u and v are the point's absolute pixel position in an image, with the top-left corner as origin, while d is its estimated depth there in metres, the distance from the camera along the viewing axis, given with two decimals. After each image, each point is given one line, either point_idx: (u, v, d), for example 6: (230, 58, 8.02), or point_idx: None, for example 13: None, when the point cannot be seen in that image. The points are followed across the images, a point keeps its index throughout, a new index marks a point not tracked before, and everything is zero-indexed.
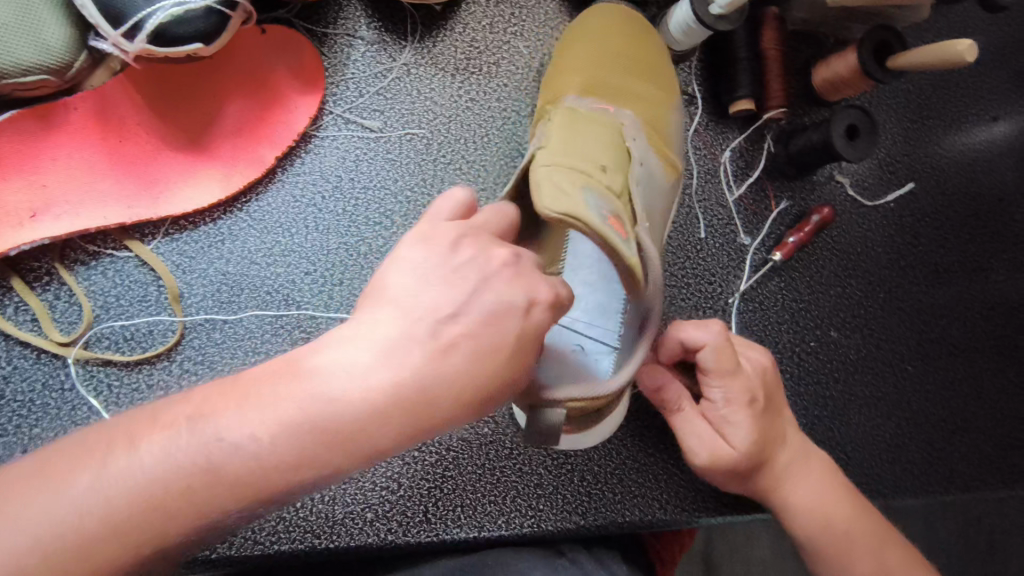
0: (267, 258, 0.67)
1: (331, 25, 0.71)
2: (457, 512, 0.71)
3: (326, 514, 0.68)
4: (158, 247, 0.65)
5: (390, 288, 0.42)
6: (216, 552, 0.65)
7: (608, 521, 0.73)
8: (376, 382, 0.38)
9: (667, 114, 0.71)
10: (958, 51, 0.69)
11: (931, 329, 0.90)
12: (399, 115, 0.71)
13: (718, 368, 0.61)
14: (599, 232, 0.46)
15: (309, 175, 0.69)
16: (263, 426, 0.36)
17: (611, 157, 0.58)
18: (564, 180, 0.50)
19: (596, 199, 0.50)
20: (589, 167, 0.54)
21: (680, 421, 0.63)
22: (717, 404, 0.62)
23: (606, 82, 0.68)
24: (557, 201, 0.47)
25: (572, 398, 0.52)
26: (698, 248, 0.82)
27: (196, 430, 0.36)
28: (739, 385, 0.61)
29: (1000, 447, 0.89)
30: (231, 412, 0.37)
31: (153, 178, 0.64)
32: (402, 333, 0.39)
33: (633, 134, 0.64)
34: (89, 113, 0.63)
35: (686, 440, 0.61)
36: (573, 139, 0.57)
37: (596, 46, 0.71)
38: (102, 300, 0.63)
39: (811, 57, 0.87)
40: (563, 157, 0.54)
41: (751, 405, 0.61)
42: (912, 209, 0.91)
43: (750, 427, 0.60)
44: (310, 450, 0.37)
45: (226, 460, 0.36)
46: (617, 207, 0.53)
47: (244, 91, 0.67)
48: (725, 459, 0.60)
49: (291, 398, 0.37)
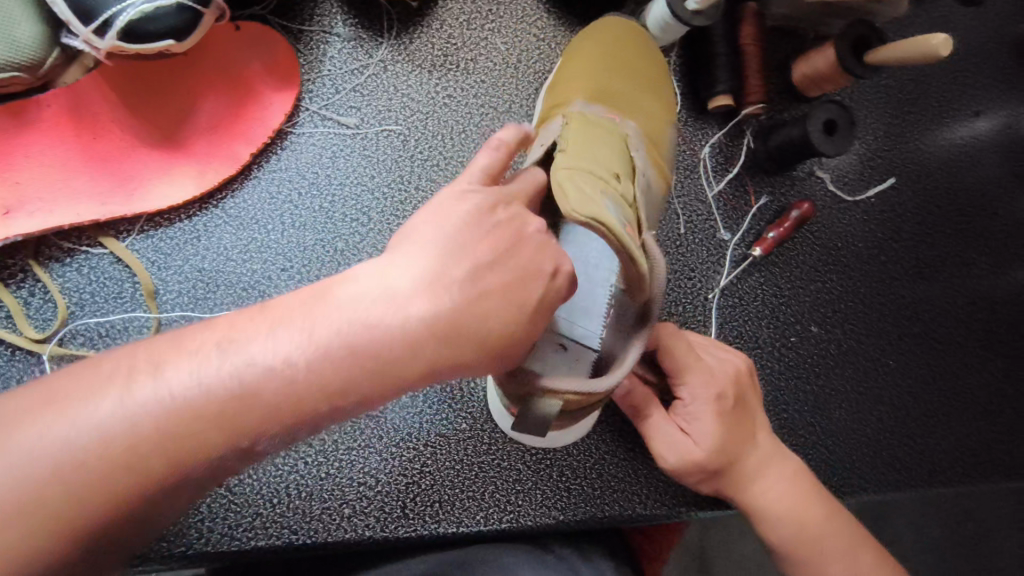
0: (243, 254, 0.67)
1: (307, 22, 0.71)
2: (435, 507, 0.71)
3: (303, 510, 0.68)
4: (133, 244, 0.65)
5: (424, 236, 0.44)
6: (191, 548, 0.65)
7: (588, 516, 0.74)
8: (412, 318, 0.40)
9: (667, 125, 0.71)
10: (934, 45, 0.69)
11: (912, 323, 0.90)
12: (376, 111, 0.72)
13: (681, 367, 0.63)
14: (620, 240, 0.47)
15: (284, 171, 0.69)
16: (297, 351, 0.38)
17: (621, 165, 0.58)
18: (585, 187, 0.50)
19: (615, 209, 0.50)
20: (606, 175, 0.54)
21: (650, 425, 0.63)
22: (685, 403, 0.63)
23: (619, 89, 0.69)
24: (584, 206, 0.47)
25: (568, 391, 0.50)
26: (677, 244, 0.82)
27: (228, 356, 0.38)
28: (703, 382, 0.63)
29: (983, 442, 0.89)
30: (265, 336, 0.39)
31: (128, 175, 0.64)
32: (436, 276, 0.42)
33: (639, 143, 0.65)
34: (63, 110, 0.63)
35: (656, 442, 0.62)
36: (588, 145, 0.57)
37: (611, 52, 0.72)
38: (77, 297, 0.63)
39: (790, 52, 0.87)
40: (583, 163, 0.54)
41: (718, 401, 0.62)
42: (894, 204, 0.91)
43: (715, 421, 0.61)
44: (343, 378, 0.39)
45: (263, 385, 0.38)
46: (629, 216, 0.53)
47: (220, 87, 0.67)
48: (690, 455, 0.61)
49: (330, 326, 0.39)
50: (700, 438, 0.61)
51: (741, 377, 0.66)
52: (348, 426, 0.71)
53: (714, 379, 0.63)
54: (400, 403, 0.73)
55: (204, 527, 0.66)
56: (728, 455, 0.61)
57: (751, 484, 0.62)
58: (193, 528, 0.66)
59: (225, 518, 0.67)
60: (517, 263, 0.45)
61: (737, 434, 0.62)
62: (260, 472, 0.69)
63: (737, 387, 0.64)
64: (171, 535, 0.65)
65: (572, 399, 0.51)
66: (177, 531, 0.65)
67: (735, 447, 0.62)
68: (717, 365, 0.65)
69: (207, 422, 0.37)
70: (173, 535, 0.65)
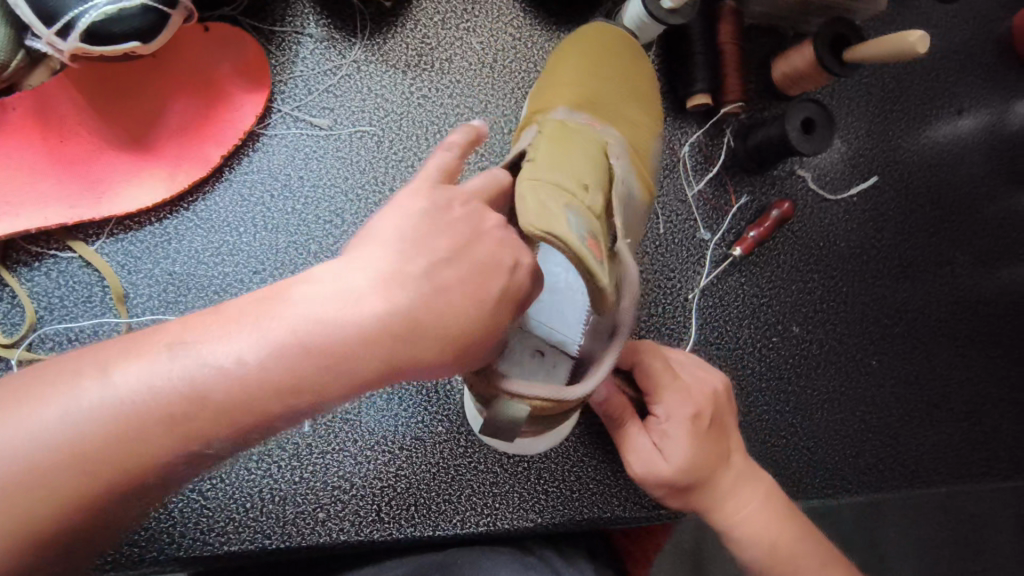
0: (214, 257, 0.66)
1: (278, 23, 0.71)
2: (410, 511, 0.70)
3: (277, 514, 0.68)
4: (102, 247, 0.65)
5: (380, 232, 0.42)
6: (163, 553, 0.65)
7: (566, 519, 0.73)
8: (368, 312, 0.38)
9: (652, 139, 0.71)
10: (911, 43, 0.69)
11: (895, 322, 0.89)
12: (349, 112, 0.71)
13: (658, 383, 0.62)
14: (577, 253, 0.45)
15: (256, 174, 0.68)
16: (247, 350, 0.37)
17: (597, 174, 0.56)
18: (550, 197, 0.48)
19: (580, 220, 0.48)
20: (575, 183, 0.52)
21: (623, 435, 0.62)
22: (659, 419, 0.61)
23: (599, 95, 0.67)
24: (541, 218, 0.45)
25: (536, 397, 0.48)
26: (657, 244, 0.82)
27: (178, 357, 0.38)
28: (680, 400, 0.61)
29: (963, 441, 0.89)
30: (215, 336, 0.38)
31: (97, 178, 0.64)
32: (393, 270, 0.40)
33: (619, 153, 0.63)
34: (29, 113, 0.63)
35: (627, 454, 0.61)
36: (562, 152, 0.56)
37: (593, 58, 0.70)
38: (45, 301, 0.63)
39: (770, 50, 0.87)
40: (551, 170, 0.52)
41: (694, 421, 0.60)
42: (876, 203, 0.90)
43: (688, 441, 0.60)
44: (295, 380, 0.38)
45: (212, 387, 0.37)
46: (597, 227, 0.51)
47: (190, 89, 0.67)
48: (657, 470, 0.60)
49: (281, 323, 0.38)
50: (672, 456, 0.59)
51: (718, 396, 0.64)
52: (322, 429, 0.71)
53: (690, 398, 0.62)
54: (376, 405, 0.72)
55: (176, 531, 0.66)
56: (700, 472, 0.60)
57: (723, 502, 0.61)
58: (165, 533, 0.65)
59: (197, 523, 0.66)
60: (477, 253, 0.43)
61: (712, 454, 0.60)
62: (233, 476, 0.68)
63: (714, 406, 0.63)
64: (142, 540, 0.65)
65: (542, 405, 0.49)
66: (149, 536, 0.65)
67: (709, 465, 0.60)
68: (695, 382, 0.64)
69: (162, 430, 0.37)
70: (144, 540, 0.65)
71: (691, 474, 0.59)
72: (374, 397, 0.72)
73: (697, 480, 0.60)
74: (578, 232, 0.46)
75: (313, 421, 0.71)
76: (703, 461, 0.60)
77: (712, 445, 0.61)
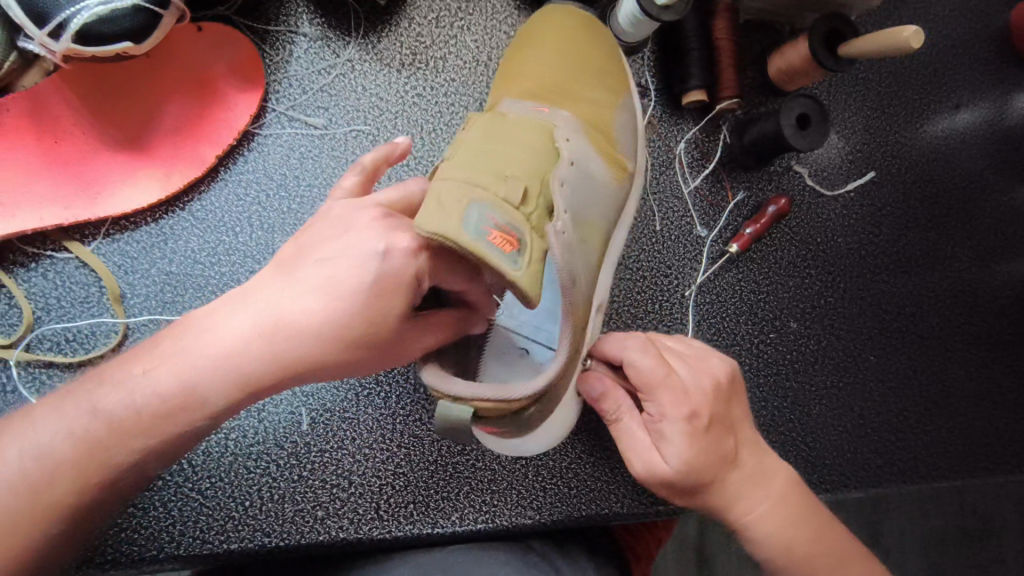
0: (211, 258, 0.67)
1: (273, 22, 0.71)
2: (409, 509, 0.70)
3: (276, 513, 0.68)
4: (99, 248, 0.65)
5: (277, 264, 0.54)
6: (163, 551, 0.65)
7: (564, 516, 0.74)
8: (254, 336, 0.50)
9: (614, 109, 0.70)
10: (904, 39, 0.69)
11: (893, 317, 0.89)
12: (344, 112, 0.71)
13: (651, 383, 0.59)
14: (470, 251, 0.46)
15: (252, 173, 0.68)
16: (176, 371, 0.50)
17: (528, 162, 0.57)
18: (457, 192, 0.49)
19: (485, 213, 0.49)
20: (492, 176, 0.53)
21: (620, 430, 0.63)
22: (653, 418, 0.60)
23: (547, 82, 0.68)
24: (431, 219, 0.46)
25: (481, 398, 0.51)
26: (654, 241, 0.82)
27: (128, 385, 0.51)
28: (675, 401, 0.59)
29: (962, 436, 0.89)
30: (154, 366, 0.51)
31: (91, 179, 0.64)
32: (275, 298, 0.51)
33: (569, 133, 0.64)
34: (21, 114, 0.62)
35: (625, 451, 0.62)
36: (487, 147, 0.56)
37: (541, 46, 0.70)
38: (43, 302, 0.63)
39: (767, 46, 0.86)
40: (469, 165, 0.53)
41: (689, 420, 0.58)
42: (873, 198, 0.90)
43: (684, 441, 0.58)
44: (210, 386, 0.51)
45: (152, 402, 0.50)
46: (514, 218, 0.52)
47: (184, 90, 0.67)
48: (658, 471, 0.59)
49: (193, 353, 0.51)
50: (671, 458, 0.58)
51: (719, 389, 0.62)
52: (320, 428, 0.71)
53: (687, 396, 0.59)
54: (373, 403, 0.72)
55: (176, 530, 0.66)
56: (702, 475, 0.59)
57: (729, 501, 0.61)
58: (165, 531, 0.66)
59: (197, 522, 0.66)
60: (344, 259, 0.52)
61: (714, 455, 0.59)
62: (232, 474, 0.68)
63: (715, 402, 0.60)
64: (142, 539, 0.65)
65: (487, 406, 0.51)
66: (148, 535, 0.65)
67: (710, 467, 0.59)
68: (693, 379, 0.61)
69: (116, 429, 0.49)
70: (144, 538, 0.65)
71: (692, 476, 0.59)
72: (372, 395, 0.72)
73: (698, 482, 0.59)
74: (475, 230, 0.47)
75: (311, 420, 0.71)
76: (702, 463, 0.59)
77: (711, 446, 0.59)
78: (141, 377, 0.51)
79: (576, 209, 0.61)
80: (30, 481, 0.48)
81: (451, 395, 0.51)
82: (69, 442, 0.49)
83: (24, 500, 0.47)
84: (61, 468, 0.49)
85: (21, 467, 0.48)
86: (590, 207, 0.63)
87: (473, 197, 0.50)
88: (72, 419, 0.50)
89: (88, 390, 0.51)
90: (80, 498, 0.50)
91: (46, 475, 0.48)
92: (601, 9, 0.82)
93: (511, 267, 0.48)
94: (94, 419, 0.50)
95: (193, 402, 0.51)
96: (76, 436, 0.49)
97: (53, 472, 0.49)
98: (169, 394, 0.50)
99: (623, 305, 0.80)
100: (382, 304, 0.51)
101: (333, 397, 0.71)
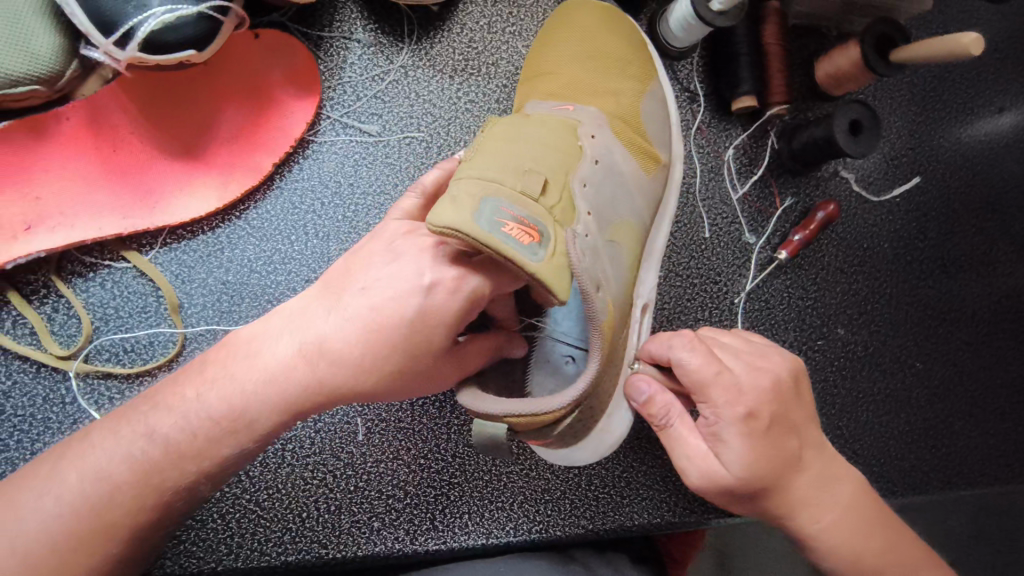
0: (266, 267, 0.66)
1: (326, 28, 0.70)
2: (464, 519, 0.70)
3: (332, 524, 0.68)
4: (156, 257, 0.65)
5: (329, 286, 0.50)
6: (221, 563, 0.65)
7: (617, 525, 0.73)
8: (301, 366, 0.48)
9: (641, 98, 0.68)
10: (950, 49, 0.69)
11: (938, 323, 0.88)
12: (398, 119, 0.71)
13: (701, 381, 0.56)
14: (486, 242, 0.44)
15: (306, 181, 0.68)
16: (224, 399, 0.48)
17: (548, 159, 0.55)
18: (474, 186, 0.49)
19: (501, 207, 0.48)
20: (511, 170, 0.52)
21: (671, 437, 0.59)
22: (707, 420, 0.56)
23: (571, 81, 0.66)
24: (443, 212, 0.45)
25: (512, 413, 0.49)
26: (703, 248, 0.81)
27: (178, 412, 0.48)
28: (728, 400, 0.55)
29: (1008, 443, 0.88)
30: (202, 392, 0.48)
31: (149, 189, 0.64)
32: (324, 325, 0.48)
33: (594, 129, 0.62)
34: (81, 122, 0.63)
35: (677, 459, 0.58)
36: (507, 144, 0.55)
37: (565, 45, 0.69)
38: (101, 312, 0.64)
39: (815, 50, 0.86)
40: (489, 161, 0.52)
41: (746, 421, 0.54)
42: (917, 203, 0.89)
43: (744, 442, 0.54)
44: (258, 416, 0.48)
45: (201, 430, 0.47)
46: (534, 213, 0.50)
47: (240, 97, 0.66)
48: (715, 477, 0.56)
49: (239, 383, 0.48)
50: (727, 464, 0.55)
51: (781, 389, 0.57)
52: (376, 437, 0.70)
53: (742, 394, 0.55)
54: (428, 413, 0.71)
55: (234, 542, 0.66)
56: (766, 481, 0.55)
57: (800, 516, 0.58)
58: (223, 544, 0.66)
59: (255, 534, 0.66)
60: (394, 284, 0.47)
61: (776, 459, 0.55)
62: (289, 485, 0.68)
63: (776, 402, 0.56)
64: (201, 552, 0.65)
65: (519, 420, 0.50)
66: (207, 548, 0.65)
67: (772, 471, 0.55)
68: (748, 377, 0.56)
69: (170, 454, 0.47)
70: (202, 551, 0.65)
71: (753, 482, 0.55)
72: (428, 405, 0.71)
73: (758, 488, 0.55)
74: (490, 221, 0.46)
75: (367, 430, 0.70)
76: (764, 467, 0.55)
77: (772, 448, 0.55)
78: (192, 401, 0.48)
79: (601, 208, 0.59)
80: (86, 502, 0.45)
81: (485, 412, 0.49)
82: (128, 463, 0.47)
83: (82, 518, 0.45)
84: (119, 490, 0.46)
85: (82, 489, 0.46)
86: (617, 204, 0.61)
87: (490, 191, 0.49)
88: (128, 441, 0.47)
89: (145, 412, 0.48)
90: (135, 519, 0.46)
91: (102, 499, 0.46)
92: (651, 14, 0.81)
93: (531, 260, 0.46)
94: (140, 448, 0.47)
95: (241, 428, 0.48)
96: (135, 458, 0.47)
97: (111, 492, 0.46)
98: (217, 420, 0.47)
99: (673, 313, 0.79)
100: (423, 337, 0.47)
101: (388, 406, 0.71)
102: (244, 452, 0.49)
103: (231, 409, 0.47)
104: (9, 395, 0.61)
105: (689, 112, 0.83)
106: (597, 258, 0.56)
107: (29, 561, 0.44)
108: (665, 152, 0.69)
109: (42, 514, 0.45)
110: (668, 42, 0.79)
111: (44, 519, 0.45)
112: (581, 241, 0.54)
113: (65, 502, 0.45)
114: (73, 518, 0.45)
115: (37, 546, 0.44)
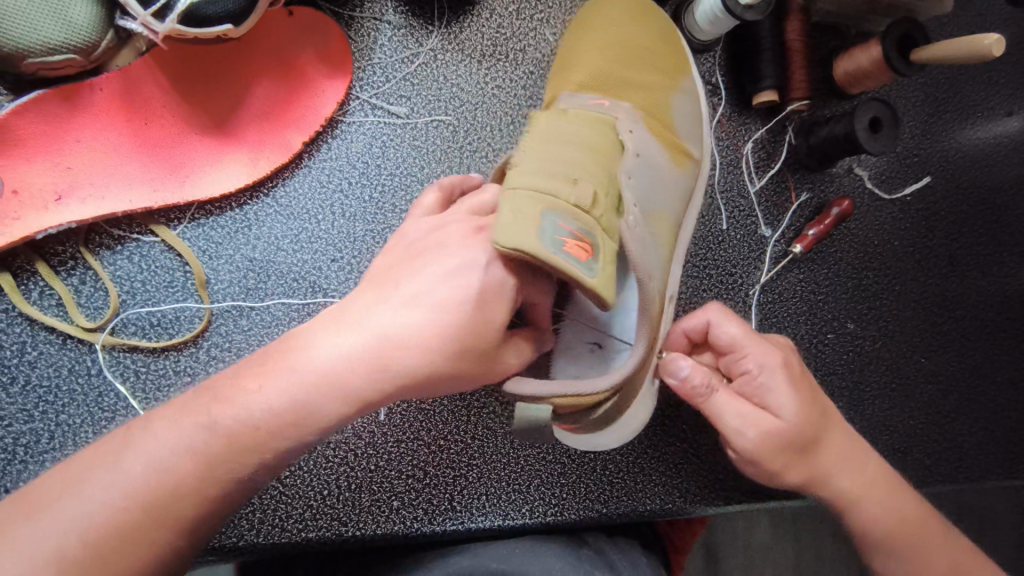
0: (293, 245, 0.69)
1: (357, 9, 0.72)
2: (481, 500, 0.71)
3: (353, 502, 0.68)
4: (183, 232, 0.67)
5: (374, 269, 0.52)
6: (242, 539, 0.66)
7: (630, 510, 0.73)
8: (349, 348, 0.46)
9: (674, 96, 0.69)
10: (978, 49, 0.70)
11: (944, 320, 0.90)
12: (426, 101, 0.72)
13: (738, 336, 0.59)
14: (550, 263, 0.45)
15: (334, 159, 0.70)
16: (270, 398, 0.46)
17: (593, 158, 0.56)
18: (529, 199, 0.47)
19: (561, 221, 0.47)
20: (562, 179, 0.51)
21: (716, 406, 0.57)
22: (753, 373, 0.57)
23: (610, 73, 0.67)
24: (509, 232, 0.45)
25: (557, 394, 0.49)
26: (720, 240, 0.82)
27: (227, 404, 0.46)
28: (765, 349, 0.58)
29: (1007, 440, 0.90)
30: (250, 386, 0.47)
31: (180, 162, 0.66)
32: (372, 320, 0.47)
33: (631, 123, 0.63)
34: (113, 94, 0.65)
35: (729, 426, 0.56)
36: (554, 146, 0.54)
37: (611, 32, 0.69)
38: (128, 285, 0.66)
39: (834, 48, 0.87)
40: (539, 166, 0.51)
41: (787, 367, 0.57)
42: (928, 202, 0.91)
43: (792, 387, 0.56)
44: (303, 407, 0.46)
45: (250, 414, 0.46)
46: (588, 221, 0.50)
47: (274, 74, 0.69)
48: (769, 429, 0.56)
49: (296, 373, 0.46)
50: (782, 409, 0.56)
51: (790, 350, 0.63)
52: (397, 418, 0.71)
53: (773, 348, 0.59)
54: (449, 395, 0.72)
55: (255, 518, 0.66)
56: None
57: None
58: (245, 520, 0.66)
59: (277, 510, 0.67)
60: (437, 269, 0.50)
61: None
62: (311, 463, 0.68)
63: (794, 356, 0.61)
64: (225, 527, 0.66)
65: (562, 401, 0.50)
66: (229, 523, 0.66)
67: None
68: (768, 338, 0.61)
69: (223, 443, 0.45)
70: (224, 526, 0.66)
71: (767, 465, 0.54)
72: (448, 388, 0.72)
73: None
74: (553, 240, 0.46)
75: (388, 410, 0.71)
76: None
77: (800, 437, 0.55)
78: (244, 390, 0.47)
79: (643, 201, 0.60)
80: (146, 488, 0.44)
81: (526, 393, 0.49)
82: (185, 451, 0.45)
83: (142, 505, 0.44)
84: (174, 477, 0.45)
85: (135, 474, 0.44)
86: (656, 196, 0.62)
87: (546, 204, 0.48)
88: (183, 429, 0.46)
89: (201, 401, 0.48)
90: (186, 505, 0.45)
91: (156, 479, 0.45)
92: (675, 6, 0.83)
93: (591, 275, 0.47)
94: (188, 439, 0.46)
95: (291, 422, 0.46)
96: (186, 445, 0.46)
97: (168, 481, 0.45)
98: (267, 407, 0.46)
99: (690, 302, 0.81)
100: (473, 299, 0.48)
101: None
102: (295, 446, 0.48)
103: (282, 392, 0.46)
104: (35, 365, 0.64)
105: (710, 105, 0.84)
106: (645, 250, 0.57)
107: (85, 539, 0.42)
108: (695, 147, 0.70)
109: (99, 498, 0.43)
110: (693, 33, 0.80)
111: (99, 502, 0.43)
112: (631, 233, 0.55)
113: (118, 490, 0.44)
114: (132, 504, 0.44)
115: (98, 534, 0.43)
